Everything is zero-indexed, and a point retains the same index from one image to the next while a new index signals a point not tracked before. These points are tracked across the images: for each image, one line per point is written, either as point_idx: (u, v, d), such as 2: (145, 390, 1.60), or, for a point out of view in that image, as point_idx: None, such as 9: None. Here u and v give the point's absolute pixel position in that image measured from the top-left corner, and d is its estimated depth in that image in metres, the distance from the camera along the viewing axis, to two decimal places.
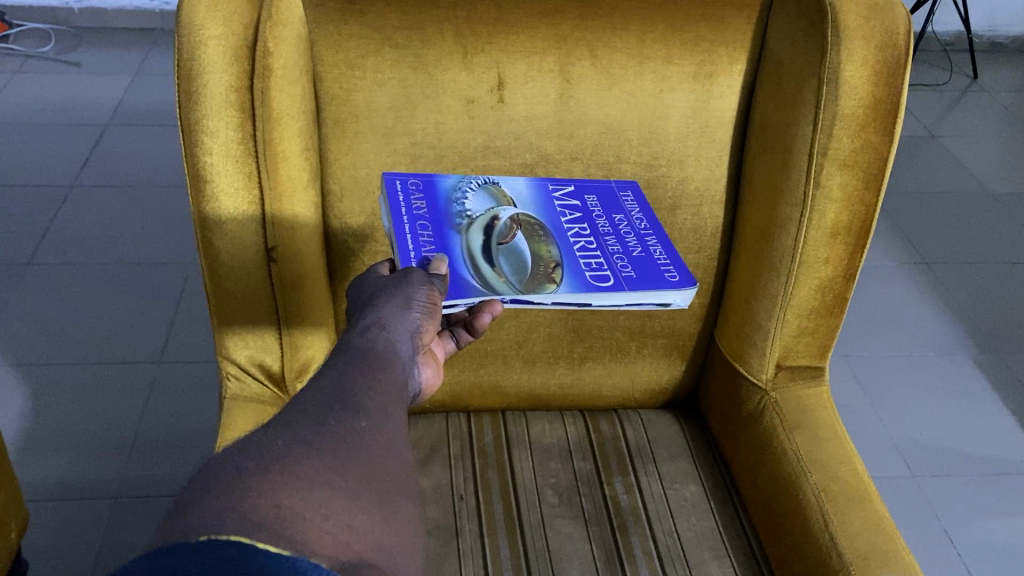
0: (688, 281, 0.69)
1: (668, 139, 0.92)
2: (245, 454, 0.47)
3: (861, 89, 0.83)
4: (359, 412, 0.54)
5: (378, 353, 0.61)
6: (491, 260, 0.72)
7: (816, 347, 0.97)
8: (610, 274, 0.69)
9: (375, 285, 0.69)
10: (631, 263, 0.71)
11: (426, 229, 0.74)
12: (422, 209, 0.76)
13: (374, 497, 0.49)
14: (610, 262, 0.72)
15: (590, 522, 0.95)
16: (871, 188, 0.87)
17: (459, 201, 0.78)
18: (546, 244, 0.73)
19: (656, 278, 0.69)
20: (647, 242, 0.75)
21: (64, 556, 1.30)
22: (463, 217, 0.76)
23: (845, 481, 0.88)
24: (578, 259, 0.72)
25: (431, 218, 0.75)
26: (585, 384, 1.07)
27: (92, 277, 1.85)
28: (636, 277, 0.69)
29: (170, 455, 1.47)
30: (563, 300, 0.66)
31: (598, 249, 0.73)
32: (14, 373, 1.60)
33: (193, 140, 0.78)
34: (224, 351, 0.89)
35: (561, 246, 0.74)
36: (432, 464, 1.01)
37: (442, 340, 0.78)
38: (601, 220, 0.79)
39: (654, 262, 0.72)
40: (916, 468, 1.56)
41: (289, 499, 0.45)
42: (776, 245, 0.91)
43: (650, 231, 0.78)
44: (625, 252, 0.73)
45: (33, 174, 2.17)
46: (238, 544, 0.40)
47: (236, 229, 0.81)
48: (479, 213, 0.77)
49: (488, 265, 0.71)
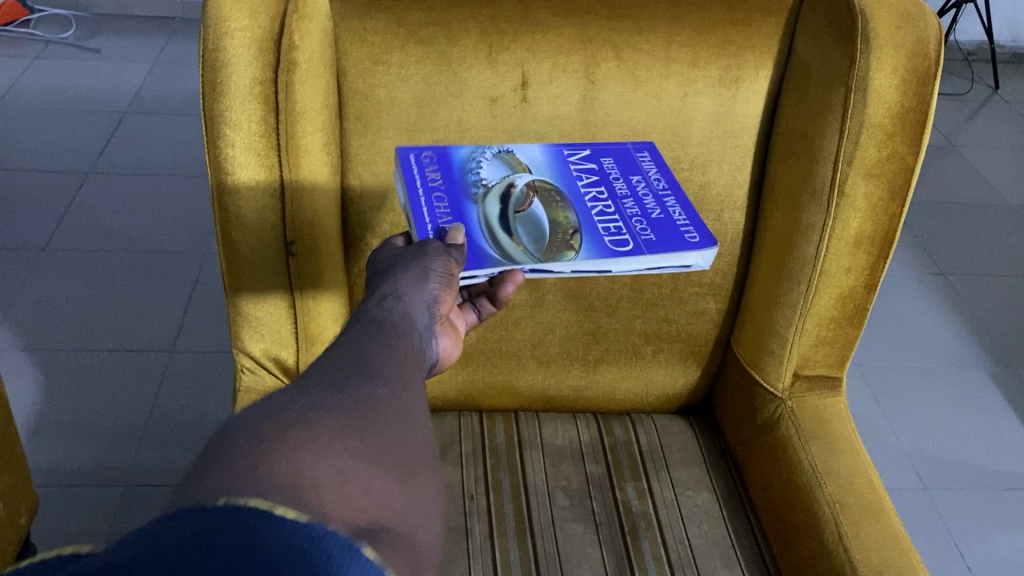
0: (706, 242, 0.70)
1: (692, 143, 0.91)
2: (262, 418, 0.47)
3: (889, 98, 0.82)
4: (373, 379, 0.53)
5: (393, 322, 0.60)
6: (508, 229, 0.71)
7: (834, 357, 0.96)
8: (629, 238, 0.70)
9: (391, 259, 0.69)
10: (650, 226, 0.72)
11: (441, 202, 0.74)
12: (437, 180, 0.76)
13: (391, 464, 0.49)
14: (629, 225, 0.72)
15: (601, 526, 0.94)
16: (895, 199, 0.86)
17: (473, 170, 0.78)
18: (563, 210, 0.73)
19: (675, 240, 0.70)
20: (666, 203, 0.75)
21: (72, 542, 1.29)
22: (477, 187, 0.76)
23: (861, 493, 0.87)
24: (596, 225, 0.72)
25: (447, 191, 0.75)
26: (600, 387, 1.06)
27: (107, 264, 1.86)
28: (654, 241, 0.70)
29: (180, 444, 1.47)
30: (582, 267, 0.67)
31: (617, 213, 0.74)
32: (29, 357, 1.60)
33: (215, 131, 0.77)
34: (239, 342, 0.89)
35: (579, 211, 0.73)
36: (445, 463, 1.00)
37: (464, 311, 0.80)
38: (619, 183, 0.79)
39: (672, 223, 0.72)
40: (928, 481, 1.55)
41: (305, 463, 0.44)
42: (797, 253, 0.91)
43: (667, 188, 0.78)
44: (644, 215, 0.73)
45: (51, 160, 2.18)
46: (256, 510, 0.39)
47: (257, 221, 0.80)
48: (494, 181, 0.76)
49: (505, 234, 0.71)
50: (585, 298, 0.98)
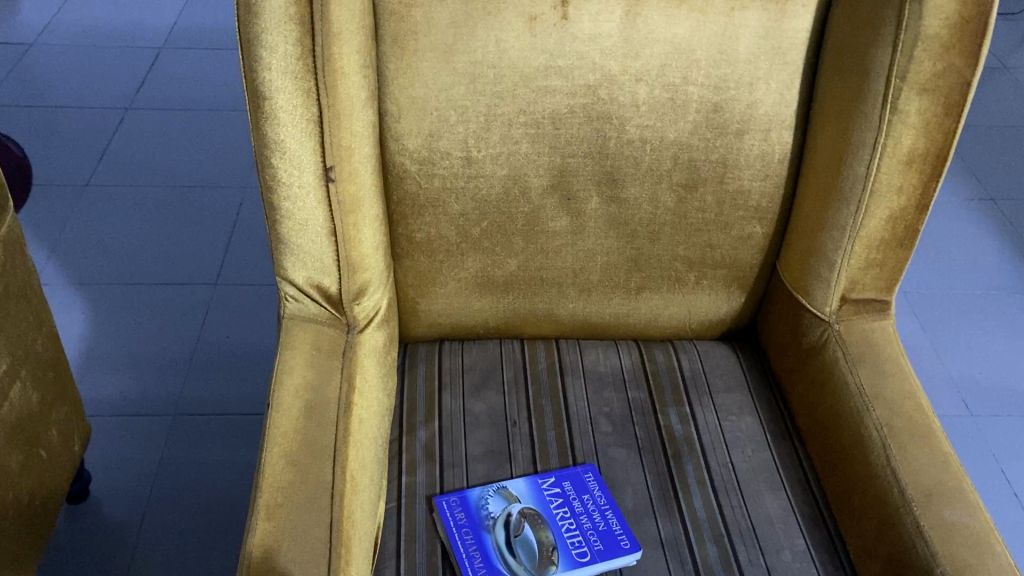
0: (634, 544, 0.84)
1: (738, 60, 0.88)
2: None
3: (948, 8, 0.78)
4: None
5: None
6: (509, 545, 0.83)
7: (883, 280, 0.94)
8: (581, 540, 0.84)
9: None
10: (599, 531, 0.86)
11: (467, 531, 0.84)
12: (462, 516, 0.86)
13: None
14: (586, 530, 0.86)
15: (643, 451, 0.95)
16: (951, 114, 0.83)
17: (485, 508, 0.87)
18: (542, 529, 0.85)
19: (608, 539, 0.85)
20: (606, 517, 0.87)
21: (124, 471, 1.33)
22: (490, 522, 0.85)
23: (910, 417, 0.86)
24: (560, 523, 0.86)
25: (471, 521, 0.85)
26: (642, 314, 1.05)
27: (148, 200, 1.87)
28: (602, 542, 0.84)
29: (227, 376, 1.49)
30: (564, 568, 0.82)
31: (578, 528, 0.86)
32: (75, 292, 1.62)
33: (252, 55, 0.75)
34: (282, 271, 0.88)
35: (553, 528, 0.85)
36: (487, 390, 1.01)
37: None
38: (580, 508, 0.88)
39: (610, 531, 0.86)
40: (974, 407, 1.53)
41: None
42: (848, 174, 0.88)
43: (606, 502, 0.89)
44: (596, 527, 0.86)
45: (90, 96, 2.18)
46: None
47: (295, 148, 0.79)
48: (500, 520, 0.85)
49: (507, 544, 0.83)
50: (627, 224, 0.97)
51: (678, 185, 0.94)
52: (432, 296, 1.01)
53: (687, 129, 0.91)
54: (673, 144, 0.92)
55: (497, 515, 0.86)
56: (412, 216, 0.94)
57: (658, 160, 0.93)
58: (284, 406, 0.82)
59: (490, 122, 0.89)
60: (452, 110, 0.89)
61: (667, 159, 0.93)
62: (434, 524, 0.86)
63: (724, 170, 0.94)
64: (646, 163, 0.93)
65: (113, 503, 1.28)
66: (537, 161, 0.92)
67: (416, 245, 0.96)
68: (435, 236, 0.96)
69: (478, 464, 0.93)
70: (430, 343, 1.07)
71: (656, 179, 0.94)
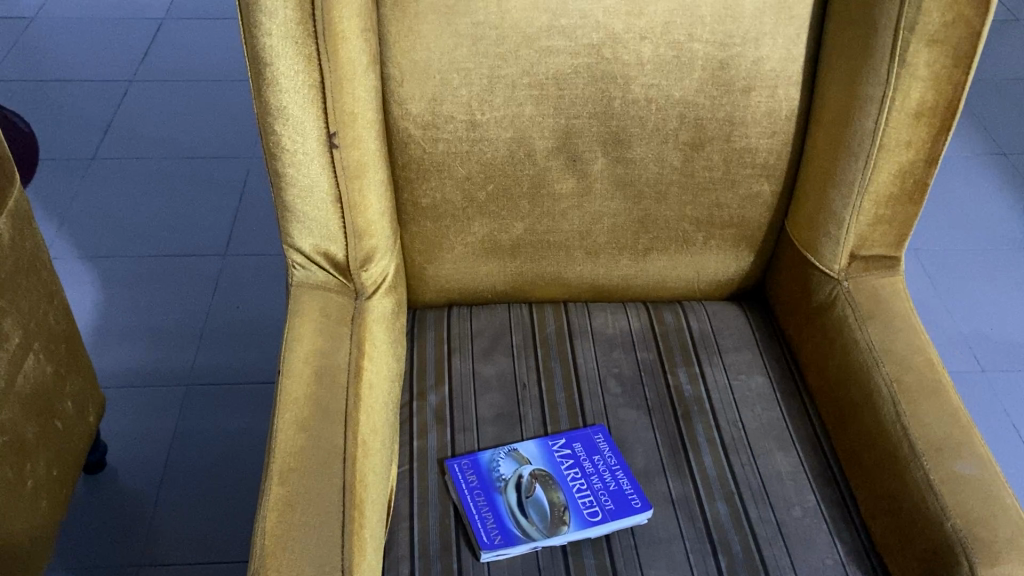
0: (645, 503, 0.85)
1: (743, 15, 0.87)
2: None
3: None
4: None
5: None
6: (521, 508, 0.84)
7: (892, 236, 0.94)
8: (593, 502, 0.85)
9: None
10: (610, 493, 0.86)
11: (479, 493, 0.85)
12: (474, 478, 0.86)
13: None
14: (597, 492, 0.86)
15: (653, 410, 0.95)
16: (960, 66, 0.81)
17: (497, 469, 0.87)
18: (553, 491, 0.86)
19: (620, 500, 0.85)
20: (617, 479, 0.87)
21: (140, 441, 1.34)
22: (502, 483, 0.86)
23: (921, 372, 0.85)
24: (572, 485, 0.87)
25: (482, 483, 0.86)
26: (650, 275, 1.05)
27: (155, 171, 1.87)
28: (613, 504, 0.84)
29: (238, 345, 1.50)
30: (576, 531, 0.82)
31: (589, 490, 0.86)
32: (86, 265, 1.63)
33: (252, 21, 0.74)
34: (289, 239, 0.88)
35: (565, 490, 0.86)
36: (496, 354, 1.01)
37: None
38: (591, 470, 0.88)
39: (621, 493, 0.86)
40: (986, 362, 1.52)
41: None
42: (856, 129, 0.87)
43: (617, 462, 0.89)
44: (606, 488, 0.86)
45: (93, 69, 2.17)
46: None
47: (298, 114, 0.78)
48: (511, 482, 0.86)
49: (519, 508, 0.84)
50: (634, 185, 0.96)
51: (685, 144, 0.94)
52: (439, 261, 1.01)
53: (693, 87, 0.90)
54: (679, 103, 0.91)
55: (508, 477, 0.87)
56: (417, 182, 0.94)
57: (664, 119, 0.92)
58: (295, 373, 0.82)
59: (493, 84, 0.89)
60: (454, 74, 0.88)
61: (673, 118, 0.92)
62: (446, 487, 0.87)
63: (731, 128, 0.93)
64: (652, 122, 0.92)
65: (129, 473, 1.30)
66: (541, 123, 0.91)
67: (422, 210, 0.96)
68: (441, 201, 0.96)
69: (489, 427, 0.93)
70: (438, 308, 1.07)
71: (663, 138, 0.93)
